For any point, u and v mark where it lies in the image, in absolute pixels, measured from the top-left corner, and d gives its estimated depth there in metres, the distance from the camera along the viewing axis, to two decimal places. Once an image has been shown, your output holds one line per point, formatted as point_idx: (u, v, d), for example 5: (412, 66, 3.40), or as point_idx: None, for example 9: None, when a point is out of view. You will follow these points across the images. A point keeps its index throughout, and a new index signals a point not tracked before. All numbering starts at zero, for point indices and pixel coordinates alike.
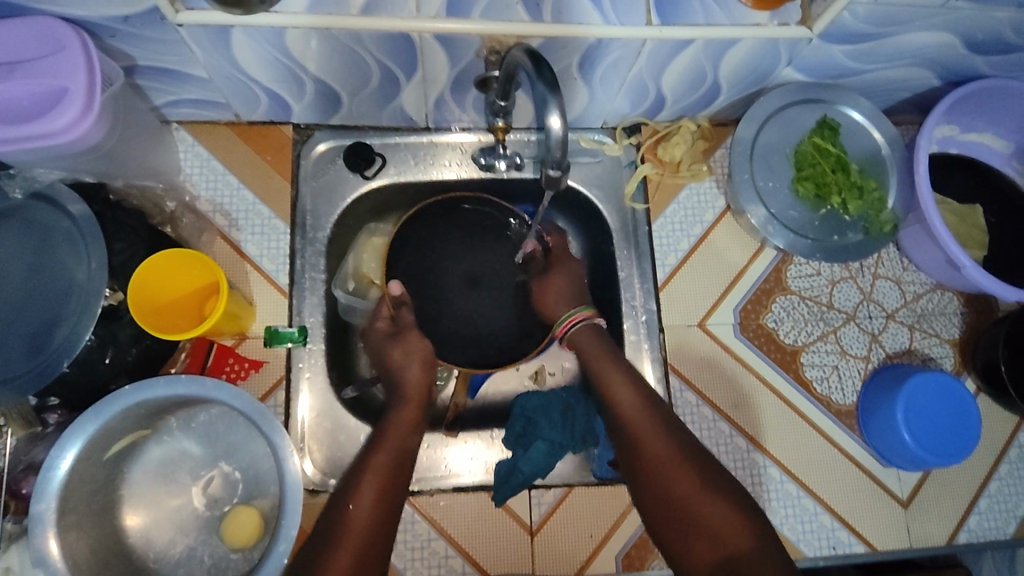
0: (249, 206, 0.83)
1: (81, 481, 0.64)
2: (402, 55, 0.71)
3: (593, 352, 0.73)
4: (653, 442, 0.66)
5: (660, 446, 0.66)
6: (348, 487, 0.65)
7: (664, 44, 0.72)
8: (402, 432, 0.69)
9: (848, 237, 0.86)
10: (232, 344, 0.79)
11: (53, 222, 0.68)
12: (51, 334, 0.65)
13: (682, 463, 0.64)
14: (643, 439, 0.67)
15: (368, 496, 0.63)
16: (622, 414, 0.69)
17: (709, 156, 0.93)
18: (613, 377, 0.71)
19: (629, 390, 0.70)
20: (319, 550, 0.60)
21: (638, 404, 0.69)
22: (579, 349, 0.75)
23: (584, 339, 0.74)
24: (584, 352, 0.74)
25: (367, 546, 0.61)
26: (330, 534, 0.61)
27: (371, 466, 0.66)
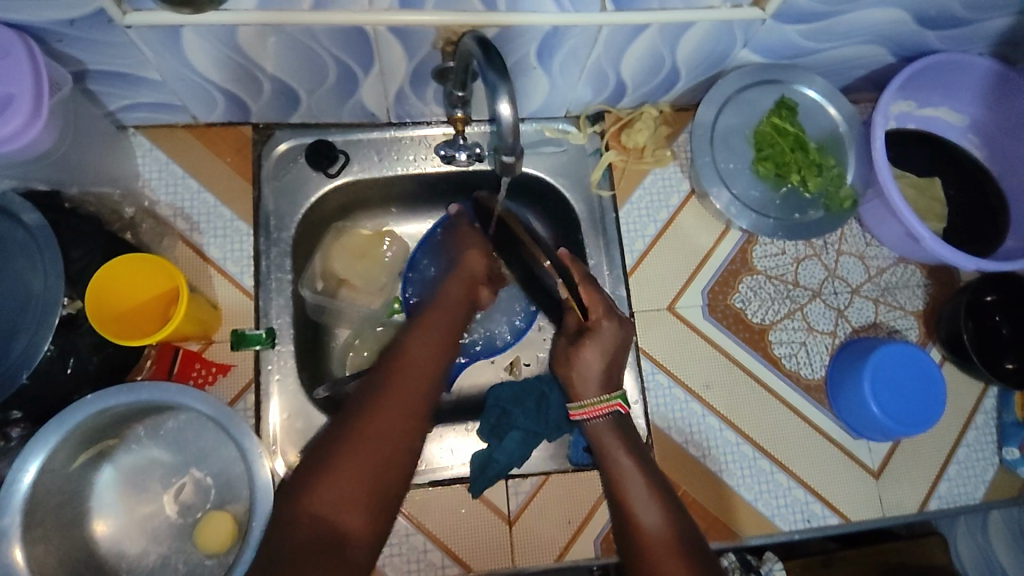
0: (211, 209, 0.82)
1: (46, 493, 0.63)
2: (357, 49, 0.70)
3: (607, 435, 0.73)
4: (649, 527, 0.66)
5: (664, 542, 0.64)
6: (392, 361, 0.66)
7: (620, 29, 0.72)
8: (450, 313, 0.75)
9: (810, 215, 0.87)
10: (198, 349, 0.78)
11: (5, 233, 0.67)
12: (8, 346, 0.64)
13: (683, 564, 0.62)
14: (642, 522, 0.66)
15: (416, 364, 0.66)
16: (626, 499, 0.68)
17: (672, 141, 0.94)
18: (619, 456, 0.71)
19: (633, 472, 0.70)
20: (360, 405, 0.62)
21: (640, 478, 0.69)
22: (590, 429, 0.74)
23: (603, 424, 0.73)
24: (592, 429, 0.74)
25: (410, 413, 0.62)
26: (374, 391, 0.63)
27: (418, 342, 0.68)
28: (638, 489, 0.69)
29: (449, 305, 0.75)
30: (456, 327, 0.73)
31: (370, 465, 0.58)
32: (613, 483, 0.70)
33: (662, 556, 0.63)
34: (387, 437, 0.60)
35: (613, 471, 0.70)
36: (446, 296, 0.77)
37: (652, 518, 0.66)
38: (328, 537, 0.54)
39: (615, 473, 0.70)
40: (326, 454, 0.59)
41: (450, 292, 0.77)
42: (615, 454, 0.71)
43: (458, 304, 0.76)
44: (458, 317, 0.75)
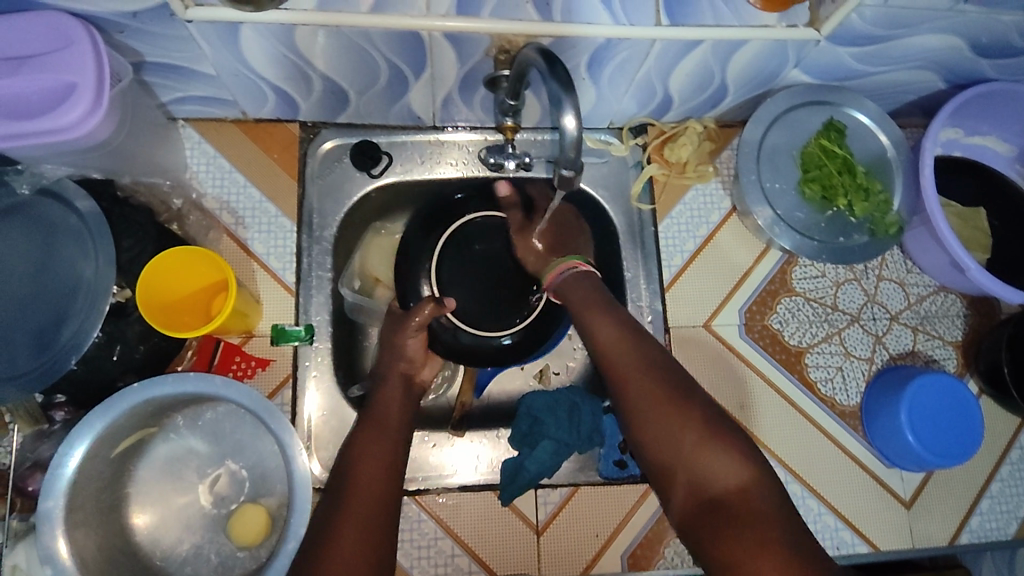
0: (255, 204, 0.83)
1: (88, 478, 0.64)
2: (410, 53, 0.71)
3: (581, 297, 0.75)
4: (638, 379, 0.68)
5: (637, 364, 0.69)
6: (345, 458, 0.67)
7: (674, 44, 0.72)
8: (393, 406, 0.73)
9: (854, 239, 0.86)
10: (238, 342, 0.78)
11: (60, 219, 0.68)
12: (59, 331, 0.65)
13: (652, 374, 0.68)
14: (628, 377, 0.69)
15: (371, 472, 0.66)
16: (596, 333, 0.72)
17: (715, 157, 0.93)
18: (594, 309, 0.74)
19: (607, 323, 0.72)
20: (322, 520, 0.62)
21: (611, 316, 0.73)
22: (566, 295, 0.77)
23: (574, 290, 0.76)
24: (569, 296, 0.77)
25: (373, 515, 0.62)
26: (334, 503, 0.63)
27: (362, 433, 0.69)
28: (619, 348, 0.70)
29: (389, 397, 0.74)
30: (404, 420, 0.73)
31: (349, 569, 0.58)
32: (597, 346, 0.72)
33: (649, 403, 0.67)
34: (360, 543, 0.60)
35: (595, 336, 0.72)
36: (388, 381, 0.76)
37: (637, 374, 0.68)
38: None
39: (596, 336, 0.72)
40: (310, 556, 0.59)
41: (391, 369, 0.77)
42: (596, 316, 0.73)
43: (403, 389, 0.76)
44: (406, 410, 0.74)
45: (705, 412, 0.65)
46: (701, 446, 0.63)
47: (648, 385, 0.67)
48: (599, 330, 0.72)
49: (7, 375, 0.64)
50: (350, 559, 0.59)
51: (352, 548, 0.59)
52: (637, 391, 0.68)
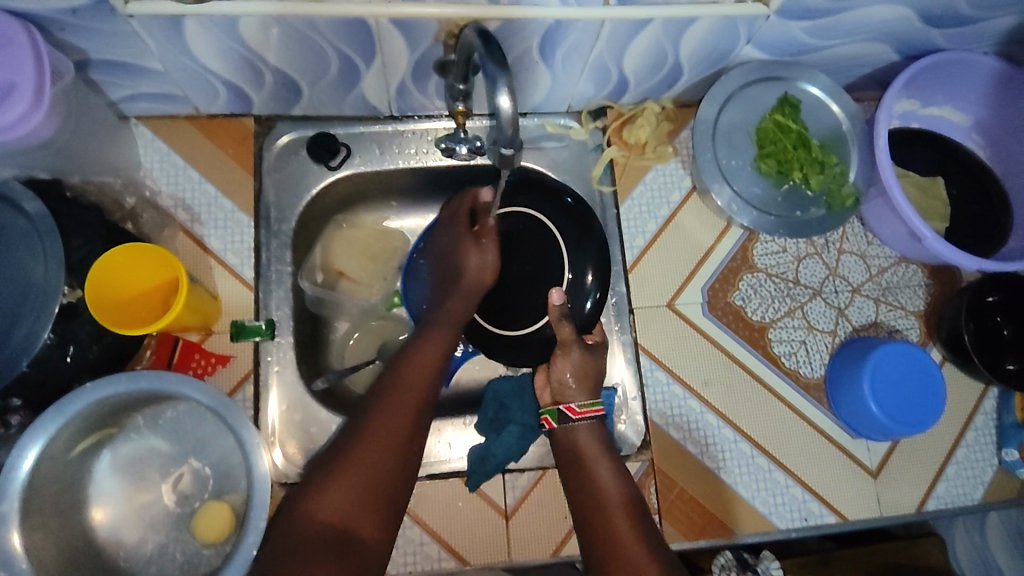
0: (211, 200, 0.82)
1: (45, 481, 0.63)
2: (360, 41, 0.70)
3: (584, 437, 0.72)
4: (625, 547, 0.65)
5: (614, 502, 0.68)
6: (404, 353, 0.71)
7: (623, 24, 0.72)
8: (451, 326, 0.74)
9: (811, 213, 0.87)
10: (198, 340, 0.78)
11: (7, 221, 0.67)
12: (9, 333, 0.65)
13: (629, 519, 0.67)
14: (620, 537, 0.65)
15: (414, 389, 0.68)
16: (582, 467, 0.71)
17: (674, 137, 0.93)
18: (593, 450, 0.71)
19: (604, 464, 0.71)
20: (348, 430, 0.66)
21: (605, 459, 0.71)
22: (573, 436, 0.72)
23: (585, 440, 0.72)
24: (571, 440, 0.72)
25: (389, 436, 0.65)
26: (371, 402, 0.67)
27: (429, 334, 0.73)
28: (618, 510, 0.68)
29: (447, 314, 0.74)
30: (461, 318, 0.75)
31: (359, 484, 0.62)
32: (592, 496, 0.69)
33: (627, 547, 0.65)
34: (382, 444, 0.64)
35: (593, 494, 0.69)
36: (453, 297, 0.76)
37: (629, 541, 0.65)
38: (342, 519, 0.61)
39: (595, 492, 0.69)
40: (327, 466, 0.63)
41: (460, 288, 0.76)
42: (599, 470, 0.70)
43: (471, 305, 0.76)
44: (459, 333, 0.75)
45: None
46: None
47: (622, 530, 0.66)
48: (590, 467, 0.71)
49: None
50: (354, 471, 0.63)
51: (354, 467, 0.63)
52: (610, 528, 0.66)
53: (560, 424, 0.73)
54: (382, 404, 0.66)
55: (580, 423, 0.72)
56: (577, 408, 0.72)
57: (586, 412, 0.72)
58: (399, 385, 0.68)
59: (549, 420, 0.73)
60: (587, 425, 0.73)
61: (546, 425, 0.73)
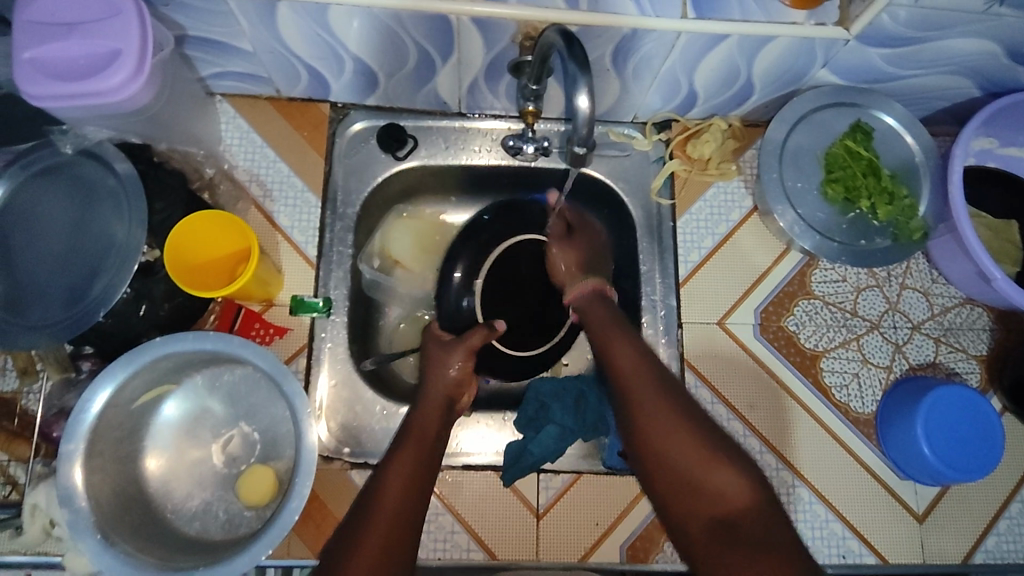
0: (283, 178, 0.86)
1: (108, 426, 0.67)
2: (440, 36, 0.72)
3: (596, 317, 0.74)
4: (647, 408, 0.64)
5: (631, 367, 0.67)
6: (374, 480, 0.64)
7: (700, 38, 0.73)
8: (430, 426, 0.70)
9: (876, 243, 0.85)
10: (259, 310, 0.81)
11: (100, 180, 0.72)
12: (91, 284, 0.69)
13: (649, 383, 0.66)
14: (639, 401, 0.65)
15: (397, 487, 0.63)
16: (600, 338, 0.71)
17: (739, 156, 0.93)
18: (604, 327, 0.72)
19: (618, 337, 0.70)
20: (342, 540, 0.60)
21: (614, 331, 0.71)
22: (580, 314, 0.76)
23: (597, 314, 0.74)
24: (587, 316, 0.75)
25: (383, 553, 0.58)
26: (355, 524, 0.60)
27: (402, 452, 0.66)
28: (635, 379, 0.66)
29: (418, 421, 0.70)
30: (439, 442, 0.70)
31: None
32: (611, 368, 0.69)
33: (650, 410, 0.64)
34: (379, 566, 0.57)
35: (611, 362, 0.68)
36: (424, 404, 0.73)
37: (653, 403, 0.64)
38: None
39: (612, 361, 0.69)
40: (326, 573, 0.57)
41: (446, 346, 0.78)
42: (613, 340, 0.70)
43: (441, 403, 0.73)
44: (441, 435, 0.71)
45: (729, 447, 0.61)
46: (723, 479, 0.59)
47: (646, 395, 0.65)
48: (607, 340, 0.70)
49: (39, 323, 0.68)
50: None
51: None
52: (630, 393, 0.66)
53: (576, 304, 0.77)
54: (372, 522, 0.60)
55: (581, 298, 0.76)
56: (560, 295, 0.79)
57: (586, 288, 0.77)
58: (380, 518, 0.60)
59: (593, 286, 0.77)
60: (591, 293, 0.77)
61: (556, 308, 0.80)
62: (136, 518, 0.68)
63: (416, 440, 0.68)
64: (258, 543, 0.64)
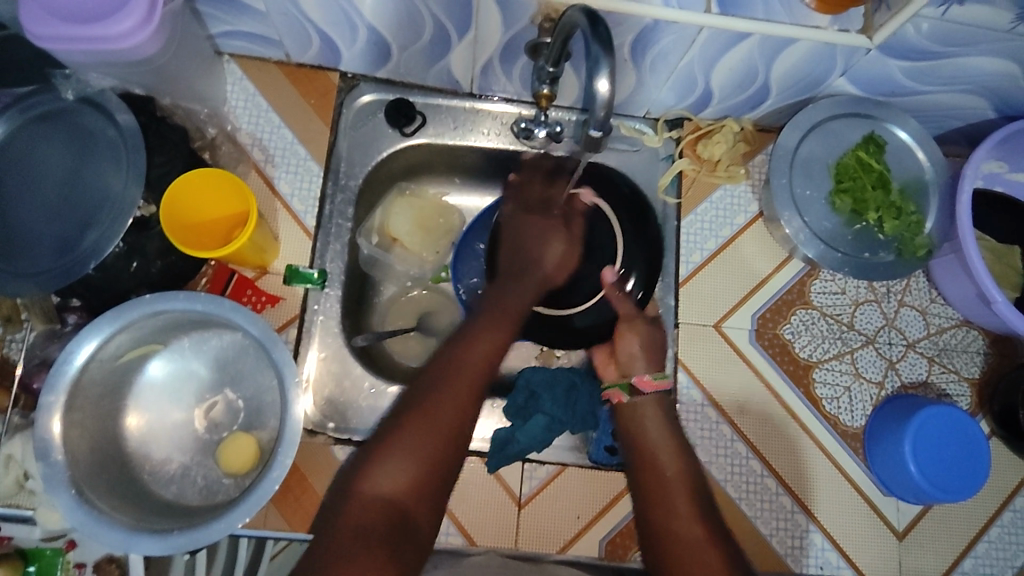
0: (287, 145, 0.84)
1: (91, 381, 0.66)
2: (458, 10, 0.71)
3: (648, 417, 0.71)
4: (689, 535, 0.62)
5: (671, 467, 0.67)
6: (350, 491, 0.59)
7: (721, 35, 0.72)
8: (471, 366, 0.64)
9: (879, 256, 0.85)
10: (251, 277, 0.80)
11: (99, 130, 0.70)
12: (83, 235, 0.68)
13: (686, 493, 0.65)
14: (673, 507, 0.65)
15: (395, 489, 0.58)
16: (634, 430, 0.70)
17: (748, 160, 0.92)
18: (645, 420, 0.71)
19: (662, 439, 0.69)
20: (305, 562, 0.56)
21: (659, 425, 0.70)
22: (622, 409, 0.73)
23: (648, 408, 0.71)
24: (629, 413, 0.72)
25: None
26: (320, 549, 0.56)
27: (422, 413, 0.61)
28: (676, 485, 0.66)
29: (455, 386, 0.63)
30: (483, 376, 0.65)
31: None
32: (647, 466, 0.68)
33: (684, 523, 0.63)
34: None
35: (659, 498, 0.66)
36: (475, 336, 0.67)
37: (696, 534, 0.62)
38: None
39: (652, 461, 0.68)
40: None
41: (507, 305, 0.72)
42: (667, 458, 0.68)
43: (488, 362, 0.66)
44: (488, 370, 0.65)
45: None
46: None
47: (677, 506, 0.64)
48: (644, 440, 0.70)
49: (28, 271, 0.67)
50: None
51: None
52: (664, 499, 0.65)
53: (629, 400, 0.72)
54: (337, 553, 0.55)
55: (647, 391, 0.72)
56: (649, 380, 0.73)
57: (656, 385, 0.72)
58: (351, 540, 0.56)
59: (620, 394, 0.73)
60: (655, 398, 0.72)
61: (613, 399, 0.73)
62: (114, 476, 0.67)
63: (462, 380, 0.63)
64: (234, 512, 0.63)
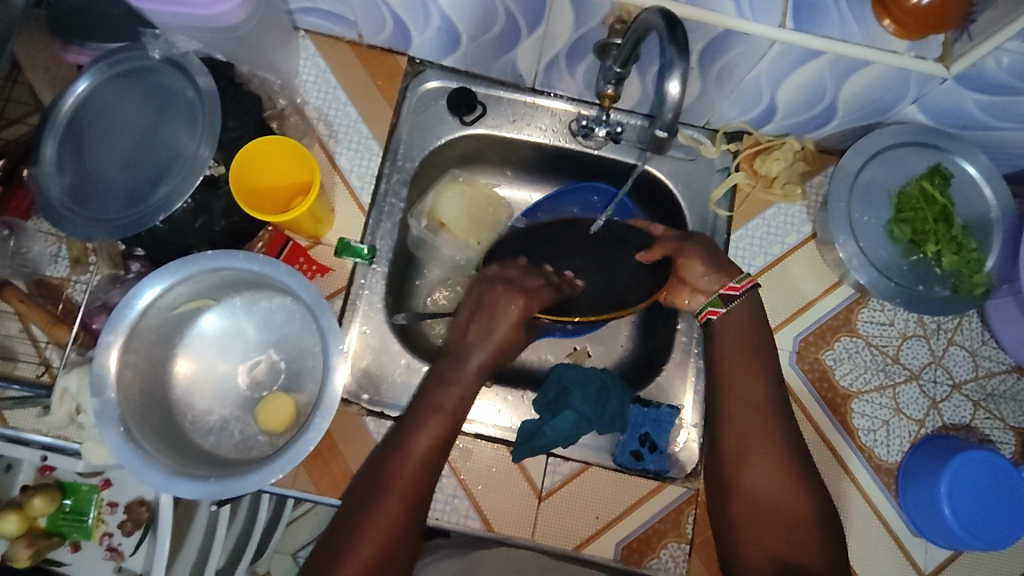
0: (350, 122, 0.87)
1: (148, 327, 0.69)
2: (531, 5, 0.72)
3: (734, 325, 0.73)
4: (761, 451, 0.67)
5: (754, 385, 0.70)
6: (395, 445, 0.66)
7: (794, 51, 0.71)
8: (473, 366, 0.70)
9: (934, 291, 0.82)
10: (305, 246, 0.82)
11: (179, 90, 0.73)
12: (154, 188, 0.71)
13: (768, 414, 0.69)
14: (748, 424, 0.68)
15: (418, 452, 0.64)
16: (724, 341, 0.73)
17: (807, 180, 0.91)
18: (730, 336, 0.73)
19: (748, 358, 0.71)
20: (354, 509, 0.62)
21: (751, 342, 0.72)
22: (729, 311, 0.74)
23: (734, 322, 0.73)
24: (726, 316, 0.74)
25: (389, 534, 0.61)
26: (369, 495, 0.63)
27: (438, 397, 0.68)
28: (755, 404, 0.69)
29: (377, 517, 0.61)
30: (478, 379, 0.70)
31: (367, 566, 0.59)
32: (729, 379, 0.71)
33: (757, 442, 0.67)
34: (379, 545, 0.60)
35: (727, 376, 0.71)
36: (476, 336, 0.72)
37: (772, 472, 0.66)
38: None
39: (735, 374, 0.71)
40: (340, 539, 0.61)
41: (426, 411, 0.67)
42: (742, 359, 0.71)
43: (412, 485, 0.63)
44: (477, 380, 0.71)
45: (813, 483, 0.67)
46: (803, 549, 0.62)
47: (759, 427, 0.68)
48: (729, 354, 0.72)
49: (99, 217, 0.70)
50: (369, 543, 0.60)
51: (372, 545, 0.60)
52: (744, 414, 0.69)
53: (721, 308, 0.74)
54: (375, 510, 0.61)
55: (737, 296, 0.74)
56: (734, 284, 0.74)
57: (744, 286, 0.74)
58: (396, 488, 0.63)
59: (715, 311, 0.74)
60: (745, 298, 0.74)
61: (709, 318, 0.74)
62: (159, 419, 0.70)
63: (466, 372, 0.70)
64: (265, 470, 0.65)
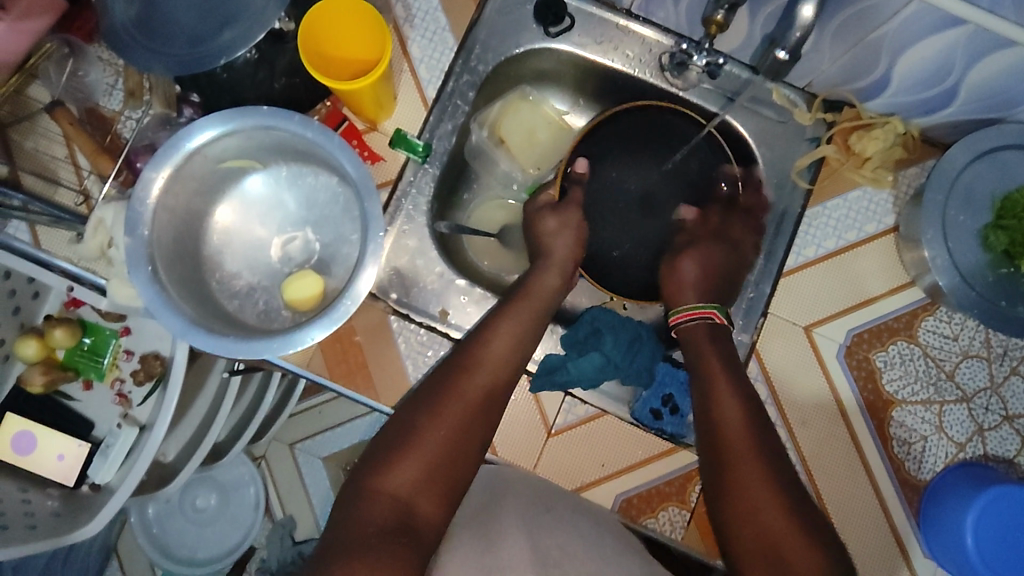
0: (430, 10, 0.81)
1: (192, 174, 0.66)
2: None
3: (705, 341, 0.72)
4: (751, 479, 0.60)
5: (731, 409, 0.65)
6: (464, 362, 0.66)
7: (932, 15, 0.63)
8: (545, 296, 0.74)
9: (1018, 310, 0.75)
10: (361, 129, 0.79)
11: None
12: (219, 32, 0.67)
13: (751, 441, 0.63)
14: (735, 450, 0.62)
15: (488, 368, 0.66)
16: (702, 357, 0.70)
17: (900, 168, 0.83)
18: (706, 355, 0.70)
19: (725, 383, 0.67)
20: (408, 420, 0.61)
21: (720, 363, 0.69)
22: (690, 331, 0.74)
23: (701, 333, 0.73)
24: (693, 337, 0.73)
25: (441, 448, 0.59)
26: (428, 406, 0.62)
27: (510, 319, 0.70)
28: (736, 431, 0.64)
29: (444, 420, 0.61)
30: (553, 302, 0.75)
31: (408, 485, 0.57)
32: (710, 401, 0.66)
33: (747, 469, 0.60)
34: (428, 459, 0.59)
35: (716, 402, 0.66)
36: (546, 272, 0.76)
37: (766, 501, 0.58)
38: (398, 518, 0.55)
39: (712, 395, 0.67)
40: (383, 455, 0.59)
41: (506, 320, 0.70)
42: (716, 377, 0.68)
43: (493, 383, 0.65)
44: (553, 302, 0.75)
45: (815, 522, 0.57)
46: None
47: (744, 454, 0.61)
48: (710, 373, 0.68)
49: (159, 51, 0.68)
50: (405, 469, 0.58)
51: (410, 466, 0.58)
52: (726, 441, 0.63)
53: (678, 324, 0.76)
54: (424, 429, 0.60)
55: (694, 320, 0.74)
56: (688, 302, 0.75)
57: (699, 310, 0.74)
58: (460, 399, 0.63)
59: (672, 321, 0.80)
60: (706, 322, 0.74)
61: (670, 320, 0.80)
62: (187, 269, 0.68)
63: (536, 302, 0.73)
64: (284, 339, 0.63)
